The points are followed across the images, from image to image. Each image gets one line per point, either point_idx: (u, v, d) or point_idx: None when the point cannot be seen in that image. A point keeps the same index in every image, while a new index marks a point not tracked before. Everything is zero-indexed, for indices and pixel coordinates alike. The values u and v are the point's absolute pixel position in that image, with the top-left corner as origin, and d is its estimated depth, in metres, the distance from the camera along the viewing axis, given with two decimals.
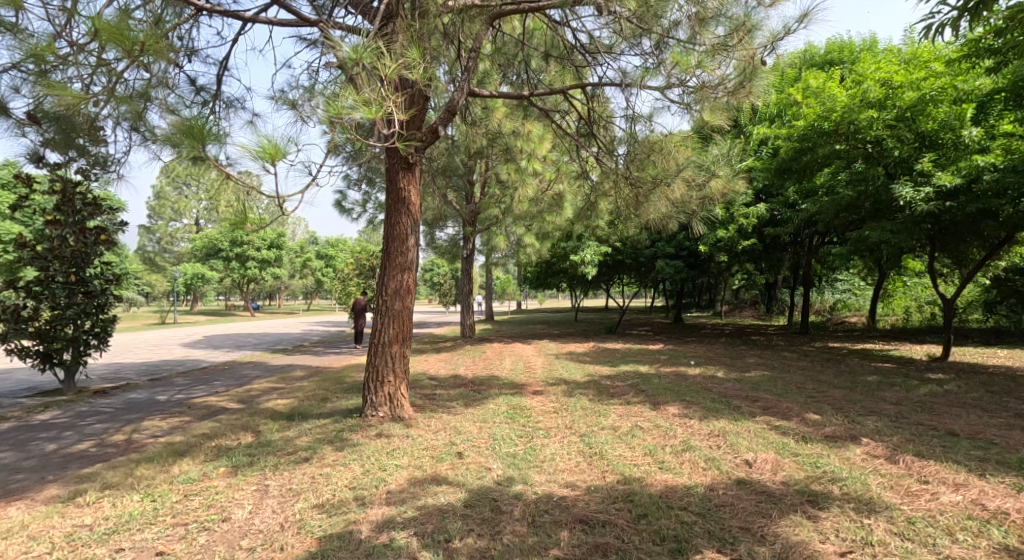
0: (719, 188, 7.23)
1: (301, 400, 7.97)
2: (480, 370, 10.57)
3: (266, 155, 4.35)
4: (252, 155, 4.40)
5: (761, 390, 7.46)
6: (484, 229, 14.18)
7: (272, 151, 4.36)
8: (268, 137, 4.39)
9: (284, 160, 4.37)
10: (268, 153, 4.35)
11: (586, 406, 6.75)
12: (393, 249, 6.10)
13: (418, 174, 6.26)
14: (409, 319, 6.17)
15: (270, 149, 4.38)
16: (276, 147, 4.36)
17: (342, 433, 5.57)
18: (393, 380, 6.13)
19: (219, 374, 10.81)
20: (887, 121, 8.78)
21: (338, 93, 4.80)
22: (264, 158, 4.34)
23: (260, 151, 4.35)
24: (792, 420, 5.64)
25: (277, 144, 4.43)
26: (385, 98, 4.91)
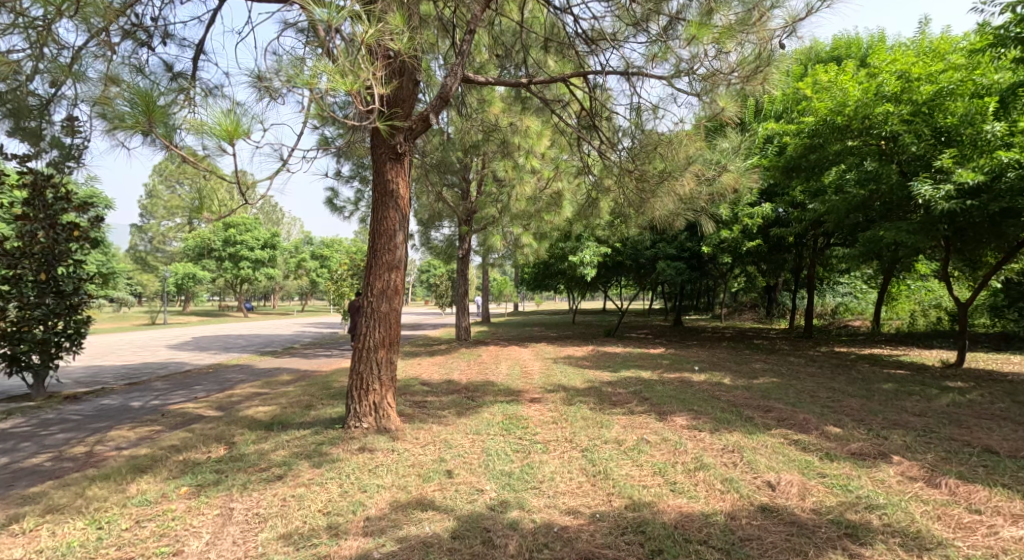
0: (730, 183, 6.84)
1: (283, 407, 7.49)
2: (475, 375, 10.10)
3: (225, 134, 4.34)
4: (212, 133, 4.39)
5: (772, 399, 7.01)
6: (480, 229, 13.74)
7: (232, 129, 4.35)
8: (226, 113, 4.37)
9: (241, 138, 4.36)
10: (227, 130, 4.35)
11: (587, 416, 6.30)
12: (380, 246, 5.65)
13: (407, 165, 5.79)
14: (397, 323, 5.71)
15: (231, 127, 4.38)
16: (236, 125, 4.36)
17: (321, 446, 5.10)
18: (378, 388, 5.65)
19: (202, 378, 10.33)
20: (903, 117, 8.39)
21: (307, 60, 4.42)
22: (223, 136, 4.34)
23: (221, 129, 4.34)
24: (812, 434, 5.21)
25: (237, 121, 4.40)
26: (362, 67, 4.51)
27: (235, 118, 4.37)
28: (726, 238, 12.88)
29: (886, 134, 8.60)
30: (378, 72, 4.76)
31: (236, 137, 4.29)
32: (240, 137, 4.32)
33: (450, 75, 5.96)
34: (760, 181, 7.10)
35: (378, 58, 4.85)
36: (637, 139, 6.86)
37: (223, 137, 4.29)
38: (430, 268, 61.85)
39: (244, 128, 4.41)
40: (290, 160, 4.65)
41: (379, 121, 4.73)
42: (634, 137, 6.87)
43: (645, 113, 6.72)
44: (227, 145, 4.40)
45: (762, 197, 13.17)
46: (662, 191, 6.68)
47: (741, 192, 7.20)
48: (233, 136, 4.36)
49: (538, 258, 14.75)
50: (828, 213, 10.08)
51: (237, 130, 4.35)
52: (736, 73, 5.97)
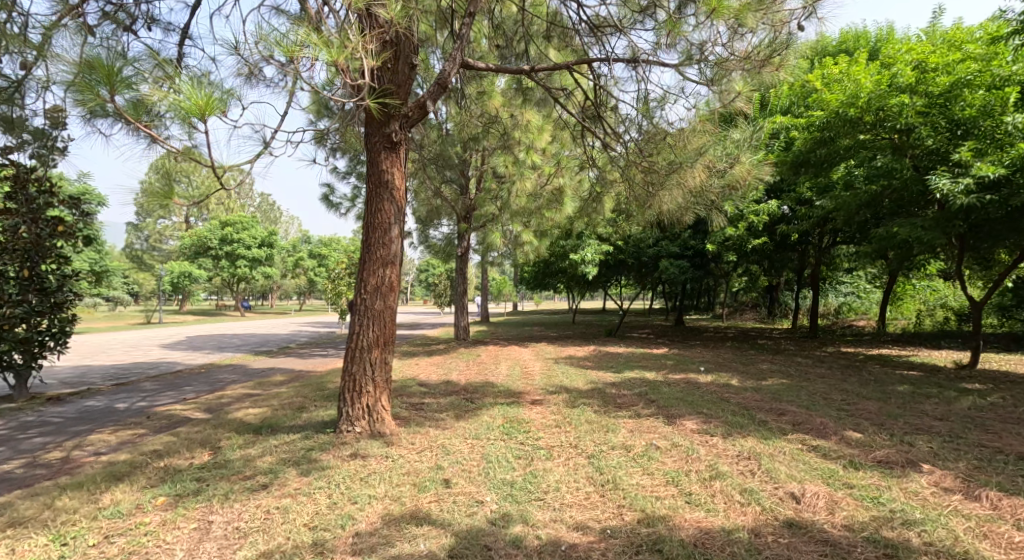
0: (743, 175, 6.53)
1: (275, 409, 7.19)
2: (475, 376, 9.79)
3: (197, 109, 4.11)
4: (183, 108, 4.14)
5: (785, 401, 6.72)
6: (480, 226, 13.44)
7: (204, 104, 4.12)
8: (198, 87, 4.13)
9: (214, 113, 4.13)
10: (197, 105, 4.10)
11: (592, 420, 6.00)
12: (374, 240, 5.35)
13: (403, 155, 5.49)
14: (392, 321, 5.41)
15: (202, 101, 4.14)
16: (207, 99, 4.12)
17: (310, 452, 4.80)
18: (372, 390, 5.34)
19: (193, 379, 10.02)
20: (919, 108, 8.14)
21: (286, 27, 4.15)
22: (194, 111, 4.10)
23: (191, 104, 4.09)
24: (831, 440, 4.93)
25: (209, 95, 4.17)
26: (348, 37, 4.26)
27: (206, 91, 4.12)
28: (731, 236, 12.59)
29: (900, 125, 8.34)
30: (368, 44, 4.50)
31: (208, 111, 4.08)
32: (211, 112, 4.09)
33: (450, 59, 5.66)
34: (773, 174, 6.82)
35: (368, 29, 4.59)
36: (642, 131, 6.59)
37: (194, 112, 4.05)
38: (429, 268, 61.47)
39: (217, 102, 4.18)
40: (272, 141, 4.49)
41: (370, 98, 4.47)
42: (640, 129, 6.60)
43: (650, 105, 6.44)
44: (199, 120, 4.18)
45: (768, 195, 12.88)
46: (671, 183, 6.40)
47: (753, 186, 6.91)
48: (205, 112, 4.13)
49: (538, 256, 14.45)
50: (838, 211, 9.82)
51: (209, 104, 4.12)
52: (751, 58, 5.68)
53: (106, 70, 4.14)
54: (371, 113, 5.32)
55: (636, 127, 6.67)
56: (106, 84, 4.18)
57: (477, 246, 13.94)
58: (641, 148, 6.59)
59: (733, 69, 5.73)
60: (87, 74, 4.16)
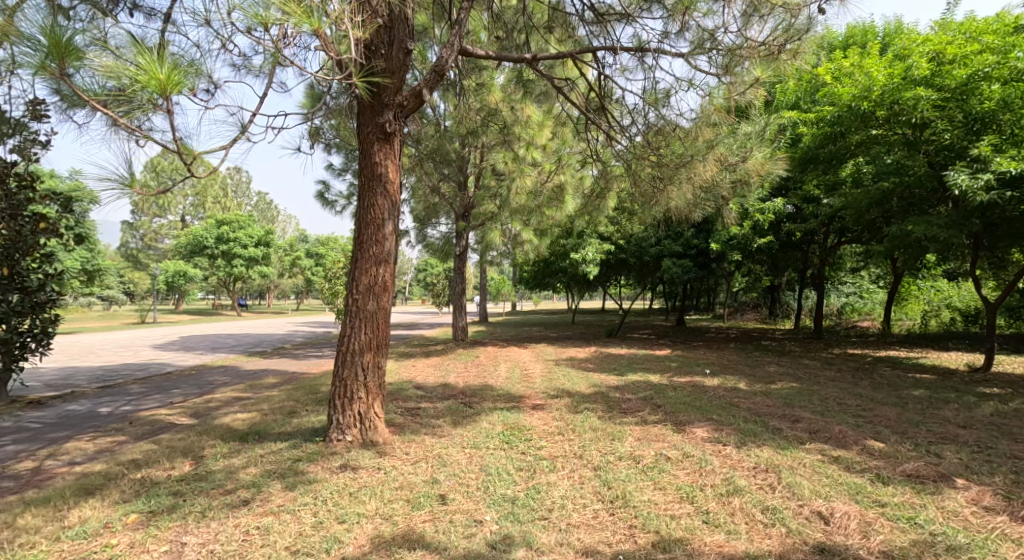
0: (756, 170, 6.22)
1: (264, 414, 6.87)
2: (473, 378, 9.50)
3: (157, 83, 3.75)
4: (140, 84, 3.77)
5: (797, 407, 6.44)
6: (478, 225, 13.13)
7: (166, 78, 3.77)
8: (158, 60, 3.77)
9: (176, 89, 3.78)
10: (157, 78, 3.75)
11: (597, 427, 5.70)
12: (366, 237, 5.05)
13: (398, 147, 5.17)
14: (386, 323, 5.12)
15: (164, 77, 3.79)
16: (170, 73, 3.77)
17: (296, 463, 4.49)
18: (364, 396, 5.03)
19: (182, 381, 9.69)
20: (935, 102, 7.86)
21: None
22: (153, 86, 3.75)
23: (149, 78, 3.74)
24: (853, 450, 4.64)
25: (171, 69, 3.81)
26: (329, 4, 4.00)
27: (167, 64, 3.77)
28: (736, 234, 12.28)
29: (915, 120, 8.05)
30: (355, 18, 4.28)
31: (171, 87, 3.73)
32: (173, 88, 3.74)
33: (448, 46, 5.37)
34: (786, 170, 6.53)
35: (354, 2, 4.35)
36: (647, 125, 6.30)
37: (153, 86, 3.70)
38: (426, 267, 61.10)
39: (180, 77, 3.82)
40: (248, 125, 4.21)
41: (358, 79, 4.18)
42: (646, 123, 6.30)
43: (658, 97, 6.14)
44: (161, 97, 3.82)
45: (773, 193, 12.58)
46: (681, 178, 6.11)
47: (765, 182, 6.63)
48: (166, 87, 3.78)
49: (538, 255, 14.14)
50: (847, 209, 9.55)
51: (170, 78, 3.77)
52: (766, 44, 5.38)
53: (54, 40, 3.71)
54: (364, 101, 5.00)
55: (642, 122, 6.38)
56: (54, 56, 3.75)
57: (476, 244, 13.62)
58: (648, 143, 6.28)
59: (749, 58, 5.44)
60: (33, 44, 3.73)
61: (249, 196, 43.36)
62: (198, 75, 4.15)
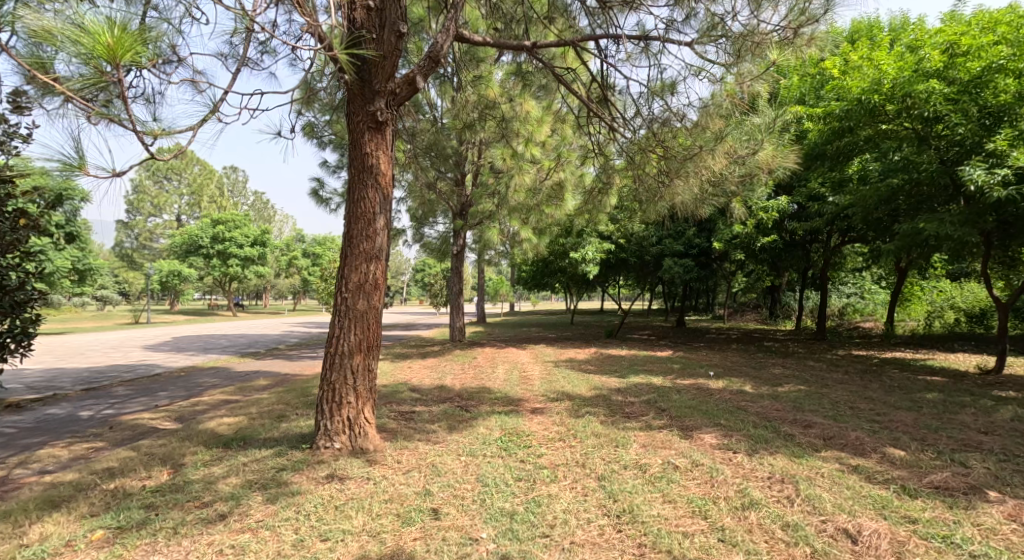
0: (767, 162, 5.92)
1: (251, 418, 6.59)
2: (470, 380, 9.22)
3: (104, 48, 3.44)
4: (84, 48, 3.44)
5: (807, 411, 6.18)
6: (476, 223, 12.80)
7: (115, 43, 3.45)
8: (103, 21, 3.46)
9: (125, 53, 3.48)
10: (105, 43, 3.43)
11: (599, 433, 5.43)
12: (356, 233, 4.76)
13: (390, 137, 4.89)
14: (377, 323, 4.84)
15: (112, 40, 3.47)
16: (119, 37, 3.46)
17: (279, 473, 4.20)
18: (353, 401, 4.74)
19: (170, 383, 9.38)
20: (947, 95, 7.62)
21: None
22: (101, 51, 3.44)
23: (96, 41, 3.42)
24: (873, 459, 4.38)
25: (119, 30, 3.48)
26: None
27: (116, 27, 3.46)
28: (739, 233, 11.99)
29: (927, 113, 7.82)
30: None
31: (120, 52, 3.45)
32: (123, 54, 3.45)
33: (443, 32, 5.10)
34: (798, 163, 6.18)
35: None
36: (652, 117, 6.07)
37: (101, 51, 3.40)
38: (424, 267, 60.72)
39: (129, 40, 3.50)
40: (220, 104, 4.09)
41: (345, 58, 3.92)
42: (649, 116, 6.07)
43: (664, 87, 5.88)
44: (109, 64, 3.51)
45: (777, 191, 12.33)
46: (688, 173, 5.86)
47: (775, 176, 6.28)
48: (116, 53, 3.47)
49: (537, 255, 13.87)
50: (855, 206, 9.31)
51: (121, 43, 3.45)
52: (781, 29, 5.16)
53: None
54: (353, 88, 4.72)
55: (644, 115, 6.16)
56: None
57: (473, 244, 13.31)
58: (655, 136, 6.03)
59: (766, 43, 5.20)
60: None
61: (246, 195, 42.98)
62: (157, 44, 3.86)
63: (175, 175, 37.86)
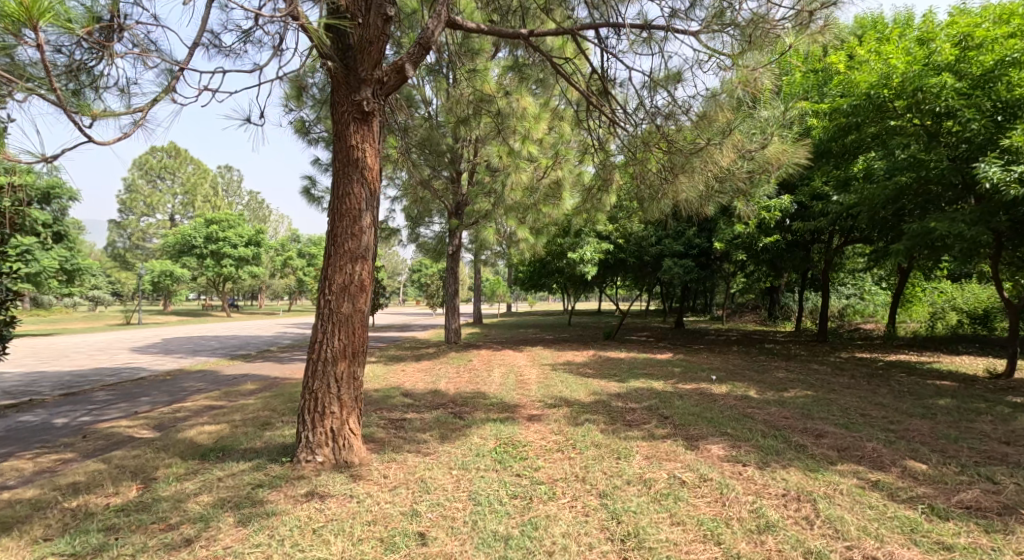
0: (778, 156, 5.60)
1: (234, 426, 6.28)
2: (466, 384, 8.93)
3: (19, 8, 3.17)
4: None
5: (817, 419, 5.92)
6: (471, 223, 12.47)
7: (31, 4, 3.18)
8: None
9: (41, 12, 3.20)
10: (21, 5, 3.16)
11: (600, 443, 5.15)
12: (341, 230, 4.46)
13: (377, 129, 4.58)
14: (364, 328, 4.53)
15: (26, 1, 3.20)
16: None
17: (256, 490, 3.90)
18: (337, 411, 4.43)
19: (154, 388, 9.04)
20: (959, 89, 7.36)
21: None
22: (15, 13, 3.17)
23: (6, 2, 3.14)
24: (894, 473, 4.09)
25: None
26: None
27: None
28: (741, 232, 11.66)
29: (939, 109, 7.55)
30: None
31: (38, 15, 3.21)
32: (42, 16, 3.20)
33: (434, 17, 4.79)
34: (809, 159, 5.83)
35: None
36: (653, 110, 5.81)
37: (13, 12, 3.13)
38: (421, 268, 60.32)
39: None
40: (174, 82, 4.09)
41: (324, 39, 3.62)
42: (651, 110, 5.80)
43: (667, 77, 5.60)
44: (27, 27, 3.25)
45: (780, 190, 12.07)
46: (693, 170, 5.59)
47: (786, 174, 5.93)
48: (32, 14, 3.21)
49: (534, 255, 13.58)
50: (860, 205, 9.07)
51: (37, 3, 3.18)
52: (793, 14, 4.89)
53: None
54: (337, 76, 4.41)
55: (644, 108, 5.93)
56: None
57: (469, 244, 13.01)
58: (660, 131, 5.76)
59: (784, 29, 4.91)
60: None
61: (240, 194, 42.56)
62: None
63: (168, 174, 37.50)
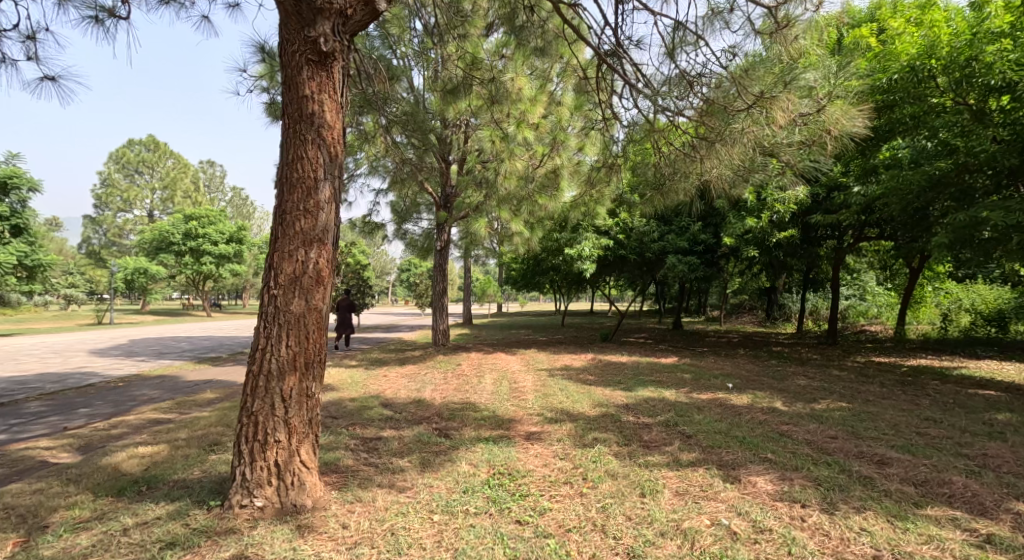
0: (835, 120, 4.60)
1: (175, 447, 5.24)
2: (453, 392, 7.94)
3: None
4: None
5: (869, 439, 5.01)
6: (461, 217, 11.44)
7: None
8: None
9: None
10: None
11: (616, 473, 4.21)
12: (291, 206, 3.47)
13: (338, 76, 3.58)
14: (321, 331, 3.53)
15: None
16: None
17: (163, 552, 3.03)
18: (284, 441, 3.41)
19: (99, 397, 7.95)
20: (1016, 60, 6.55)
21: None
22: None
23: None
24: (1007, 525, 3.19)
25: None
26: None
27: None
28: (753, 227, 10.72)
29: (992, 82, 6.77)
30: None
31: None
32: None
33: None
34: (868, 128, 4.90)
35: None
36: (676, 73, 4.90)
37: None
38: (410, 266, 59.27)
39: None
40: None
41: None
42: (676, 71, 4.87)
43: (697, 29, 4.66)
44: None
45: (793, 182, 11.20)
46: (731, 140, 4.71)
47: (841, 147, 4.98)
48: None
49: (529, 251, 12.61)
50: (888, 198, 8.20)
51: None
52: None
53: None
54: (286, 6, 3.42)
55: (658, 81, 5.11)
56: None
57: (458, 239, 12.00)
58: (686, 102, 4.88)
59: None
60: None
61: (223, 191, 41.24)
62: None
63: (146, 168, 36.13)
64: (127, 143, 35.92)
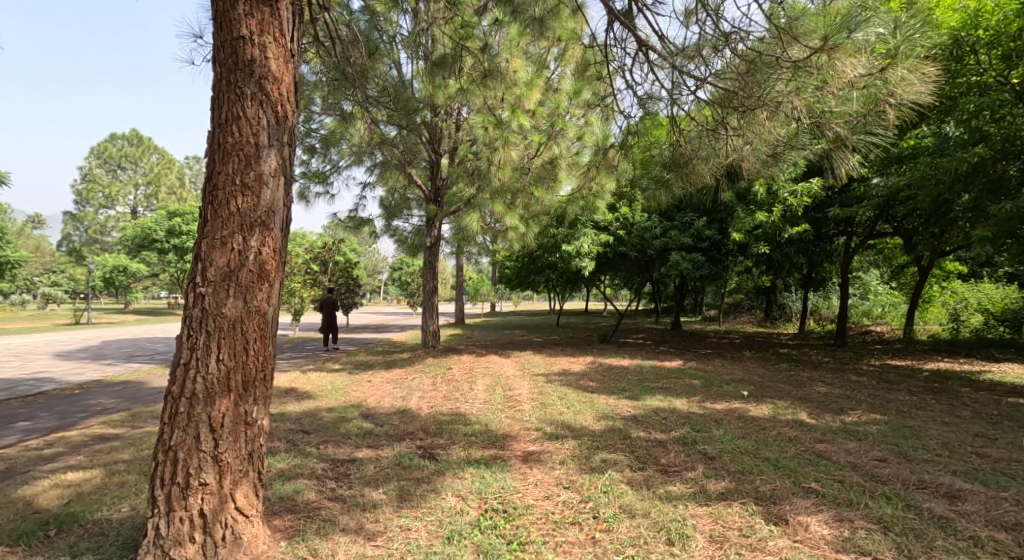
0: (895, 84, 3.87)
1: (111, 472, 4.45)
2: (440, 401, 7.17)
3: None
4: None
5: (924, 463, 4.29)
6: (452, 210, 10.65)
7: None
8: None
9: None
10: None
11: (634, 509, 3.46)
12: (225, 179, 2.70)
13: (286, 14, 2.82)
14: (265, 340, 2.77)
15: None
16: None
17: None
18: (213, 483, 2.66)
19: (46, 408, 7.12)
20: None
21: None
22: None
23: None
24: None
25: None
26: None
27: None
28: (764, 223, 9.75)
29: None
30: None
31: None
32: None
33: None
34: (928, 95, 4.17)
35: None
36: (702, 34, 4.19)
37: None
38: (402, 264, 58.32)
39: None
40: None
41: None
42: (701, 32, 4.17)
43: None
44: None
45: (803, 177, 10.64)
46: (773, 110, 4.07)
47: (896, 119, 4.25)
48: None
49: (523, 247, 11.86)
50: (914, 190, 7.50)
51: None
52: None
53: None
54: None
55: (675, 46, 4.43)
56: None
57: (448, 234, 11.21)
58: (707, 71, 4.23)
59: None
60: None
61: None
62: None
63: (129, 163, 35.11)
64: (110, 138, 34.89)
